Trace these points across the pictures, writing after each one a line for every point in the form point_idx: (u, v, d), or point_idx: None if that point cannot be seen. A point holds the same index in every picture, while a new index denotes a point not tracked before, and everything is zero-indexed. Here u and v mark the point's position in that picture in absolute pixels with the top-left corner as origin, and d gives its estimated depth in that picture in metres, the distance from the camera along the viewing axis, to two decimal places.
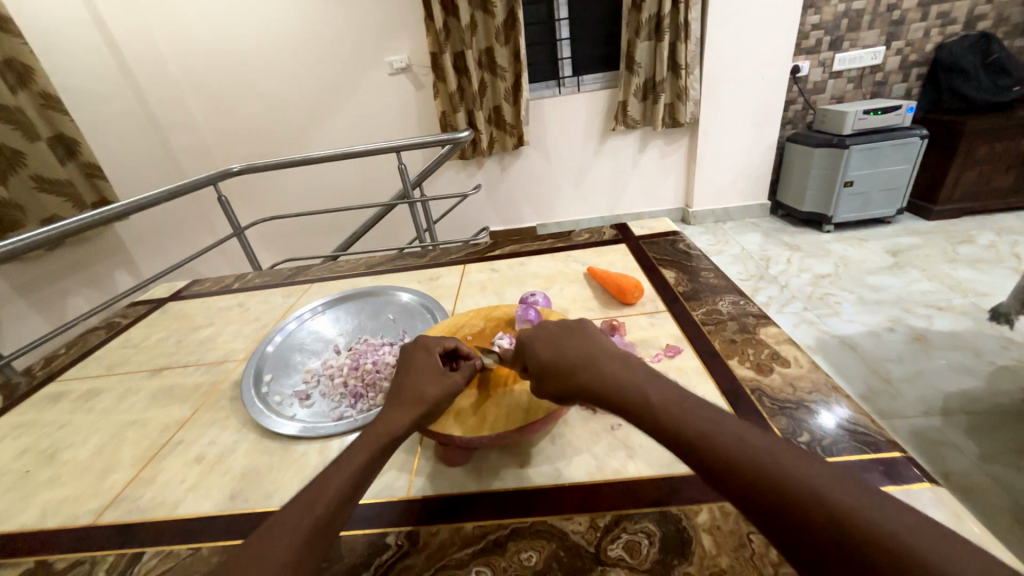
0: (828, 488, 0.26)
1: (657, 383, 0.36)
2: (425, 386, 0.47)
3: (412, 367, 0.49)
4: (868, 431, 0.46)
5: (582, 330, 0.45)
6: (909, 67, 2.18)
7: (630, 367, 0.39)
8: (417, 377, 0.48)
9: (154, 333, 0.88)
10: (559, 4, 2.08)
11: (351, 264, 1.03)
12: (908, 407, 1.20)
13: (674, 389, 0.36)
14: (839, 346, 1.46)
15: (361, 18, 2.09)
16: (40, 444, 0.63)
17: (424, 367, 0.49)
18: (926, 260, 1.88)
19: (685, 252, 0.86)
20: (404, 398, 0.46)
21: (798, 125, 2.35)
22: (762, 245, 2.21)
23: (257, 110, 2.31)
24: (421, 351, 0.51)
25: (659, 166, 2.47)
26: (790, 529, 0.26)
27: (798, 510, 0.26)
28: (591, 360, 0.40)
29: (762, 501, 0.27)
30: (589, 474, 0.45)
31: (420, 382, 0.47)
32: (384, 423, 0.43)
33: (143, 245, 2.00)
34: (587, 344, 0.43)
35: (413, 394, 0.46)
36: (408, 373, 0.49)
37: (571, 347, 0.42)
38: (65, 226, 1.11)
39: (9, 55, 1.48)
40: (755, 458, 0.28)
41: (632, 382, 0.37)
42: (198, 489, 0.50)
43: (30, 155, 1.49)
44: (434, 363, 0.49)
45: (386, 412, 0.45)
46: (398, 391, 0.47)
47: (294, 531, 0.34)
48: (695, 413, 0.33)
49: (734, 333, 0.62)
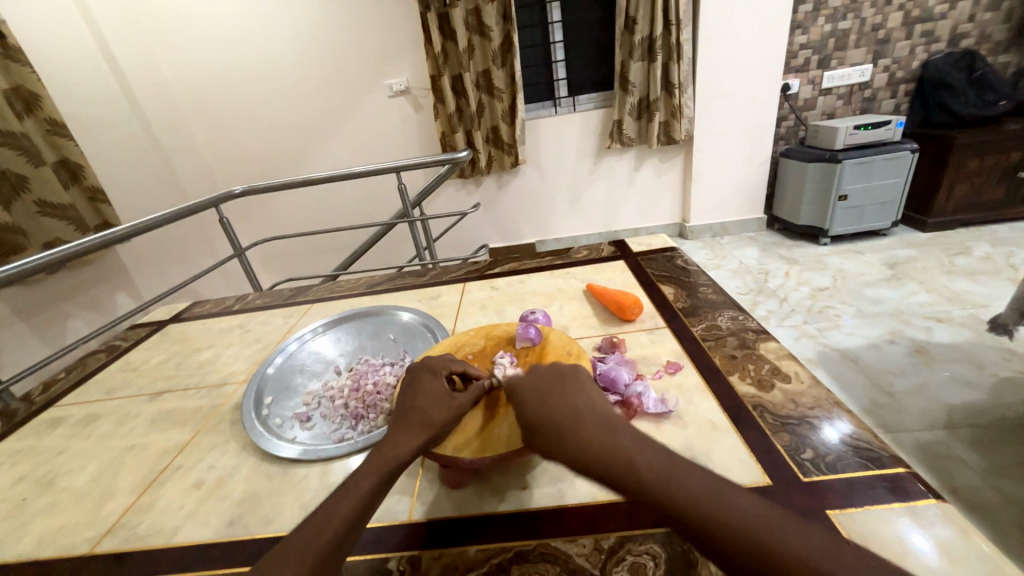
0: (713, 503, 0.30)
1: (642, 445, 0.35)
2: (433, 409, 0.47)
3: (418, 390, 0.49)
4: (872, 446, 0.45)
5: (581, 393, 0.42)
6: (897, 83, 2.23)
7: (638, 439, 0.36)
8: (425, 401, 0.48)
9: (155, 356, 0.88)
10: (554, 27, 2.14)
11: (352, 284, 1.04)
12: (912, 421, 1.19)
13: (662, 449, 0.35)
14: (840, 359, 1.46)
15: (361, 44, 2.15)
16: (38, 471, 0.62)
17: (432, 392, 0.49)
18: (924, 272, 1.89)
19: (683, 268, 0.87)
20: (411, 422, 0.46)
21: (790, 140, 2.39)
22: (760, 259, 2.23)
23: (260, 133, 2.36)
24: (428, 374, 0.51)
25: (655, 182, 2.50)
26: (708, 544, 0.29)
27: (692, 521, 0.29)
28: (575, 417, 0.39)
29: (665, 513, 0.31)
30: (594, 495, 0.44)
31: (427, 405, 0.47)
32: (391, 447, 0.43)
33: (144, 267, 2.01)
34: (574, 406, 0.40)
35: (419, 418, 0.46)
36: (415, 396, 0.49)
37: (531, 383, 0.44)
38: (67, 249, 1.12)
39: (17, 84, 1.51)
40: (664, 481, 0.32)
41: (628, 451, 0.34)
42: (198, 515, 0.50)
43: (34, 180, 1.50)
44: (442, 386, 0.49)
45: (393, 436, 0.45)
46: (405, 415, 0.47)
47: (303, 556, 0.34)
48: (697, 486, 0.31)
49: (734, 349, 0.62)
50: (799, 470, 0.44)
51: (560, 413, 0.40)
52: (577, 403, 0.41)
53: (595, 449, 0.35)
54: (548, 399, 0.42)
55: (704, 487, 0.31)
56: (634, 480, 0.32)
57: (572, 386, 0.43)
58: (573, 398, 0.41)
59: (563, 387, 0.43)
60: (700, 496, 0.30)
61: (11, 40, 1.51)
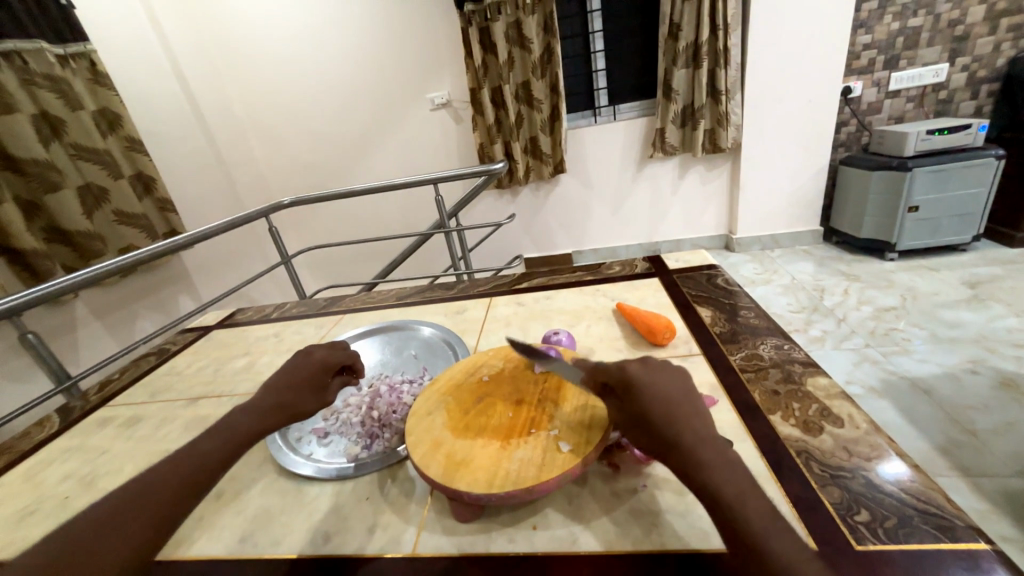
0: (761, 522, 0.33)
1: (729, 464, 0.36)
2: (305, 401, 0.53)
3: (294, 376, 0.54)
4: (943, 513, 0.39)
5: (688, 395, 0.42)
6: (978, 83, 2.02)
7: (723, 450, 0.37)
8: (295, 391, 0.53)
9: (197, 361, 0.93)
10: (595, 36, 2.11)
11: (383, 296, 1.05)
12: (998, 465, 1.04)
13: (743, 473, 0.36)
14: (909, 389, 1.31)
15: (406, 60, 2.22)
16: (83, 469, 0.66)
17: (310, 386, 0.54)
18: (1012, 293, 1.67)
19: (724, 287, 0.81)
20: (283, 405, 0.51)
21: (852, 147, 2.22)
22: (815, 274, 2.06)
23: (312, 147, 2.50)
24: (308, 364, 0.56)
25: (699, 192, 2.40)
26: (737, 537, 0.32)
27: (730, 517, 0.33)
28: (679, 407, 0.40)
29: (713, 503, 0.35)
30: (608, 544, 0.40)
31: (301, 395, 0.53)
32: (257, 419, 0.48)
33: (204, 272, 2.16)
34: (677, 401, 0.41)
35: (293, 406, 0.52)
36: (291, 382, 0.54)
37: (650, 368, 0.44)
38: (141, 253, 1.21)
39: (104, 106, 1.68)
40: (724, 484, 0.35)
41: (705, 451, 0.37)
42: (213, 528, 0.50)
43: (113, 192, 1.64)
44: (315, 381, 0.55)
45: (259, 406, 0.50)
46: (274, 394, 0.52)
47: (128, 539, 0.35)
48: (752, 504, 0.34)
49: (776, 383, 0.56)
50: (851, 536, 0.38)
51: (660, 404, 0.40)
52: (678, 396, 0.41)
53: (683, 437, 0.38)
54: (656, 384, 0.42)
55: (758, 509, 0.33)
56: (708, 487, 0.35)
57: (696, 389, 0.43)
58: (681, 402, 0.41)
59: (681, 382, 0.43)
60: (762, 524, 0.32)
61: (100, 68, 1.68)
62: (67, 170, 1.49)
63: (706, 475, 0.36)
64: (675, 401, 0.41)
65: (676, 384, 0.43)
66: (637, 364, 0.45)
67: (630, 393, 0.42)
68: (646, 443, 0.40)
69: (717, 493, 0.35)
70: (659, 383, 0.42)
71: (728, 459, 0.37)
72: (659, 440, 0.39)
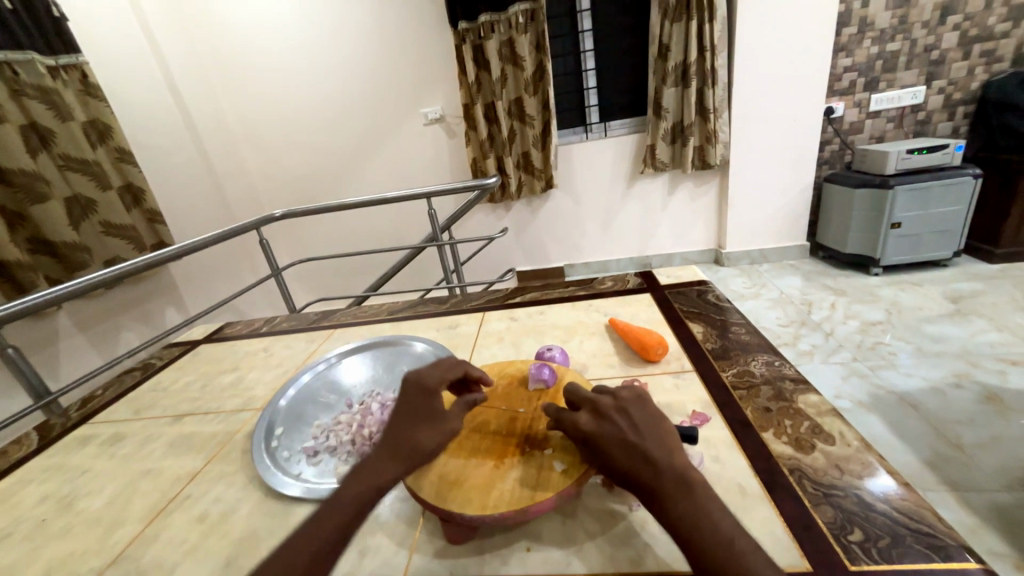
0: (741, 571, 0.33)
1: (701, 509, 0.36)
2: (422, 437, 0.47)
3: (404, 409, 0.49)
4: (935, 532, 0.39)
5: (651, 433, 0.41)
6: (954, 105, 2.10)
7: (693, 493, 0.37)
8: (409, 428, 0.47)
9: (183, 377, 0.91)
10: (586, 55, 2.16)
11: (375, 310, 1.04)
12: (986, 479, 1.05)
13: (717, 516, 0.35)
14: (897, 403, 1.33)
15: (400, 75, 2.25)
16: (61, 490, 0.64)
17: (421, 418, 0.48)
18: (992, 308, 1.72)
19: (715, 304, 0.82)
20: (399, 448, 0.45)
21: (835, 165, 2.28)
22: (803, 289, 2.10)
23: (304, 159, 2.50)
24: (418, 391, 0.50)
25: (689, 207, 2.44)
26: None
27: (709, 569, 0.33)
28: (643, 446, 0.40)
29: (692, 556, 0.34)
30: (604, 565, 0.40)
31: (410, 431, 0.47)
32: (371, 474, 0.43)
33: (192, 284, 2.12)
34: (639, 443, 0.40)
35: (408, 445, 0.46)
36: (403, 420, 0.48)
37: (606, 411, 0.44)
38: (128, 266, 1.19)
39: (94, 117, 1.67)
40: (700, 533, 0.35)
41: (673, 499, 0.36)
42: (197, 552, 0.49)
43: (101, 203, 1.62)
44: (426, 408, 0.49)
45: (375, 461, 0.44)
46: (387, 438, 0.46)
47: None
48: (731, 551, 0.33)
49: (768, 400, 0.56)
50: (845, 556, 0.38)
51: (621, 453, 0.40)
52: (639, 436, 0.41)
53: (649, 487, 0.37)
54: (615, 431, 0.42)
55: (738, 557, 0.33)
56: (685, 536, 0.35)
57: (659, 425, 0.42)
58: (643, 444, 0.40)
59: (641, 419, 0.42)
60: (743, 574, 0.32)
61: (92, 80, 1.67)
62: (54, 180, 1.47)
63: (678, 526, 0.35)
64: (635, 446, 0.40)
65: (635, 422, 0.42)
66: (589, 414, 0.45)
67: (592, 445, 0.42)
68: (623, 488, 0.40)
69: (692, 542, 0.34)
70: (616, 429, 0.42)
71: (700, 503, 0.36)
72: (631, 491, 0.39)
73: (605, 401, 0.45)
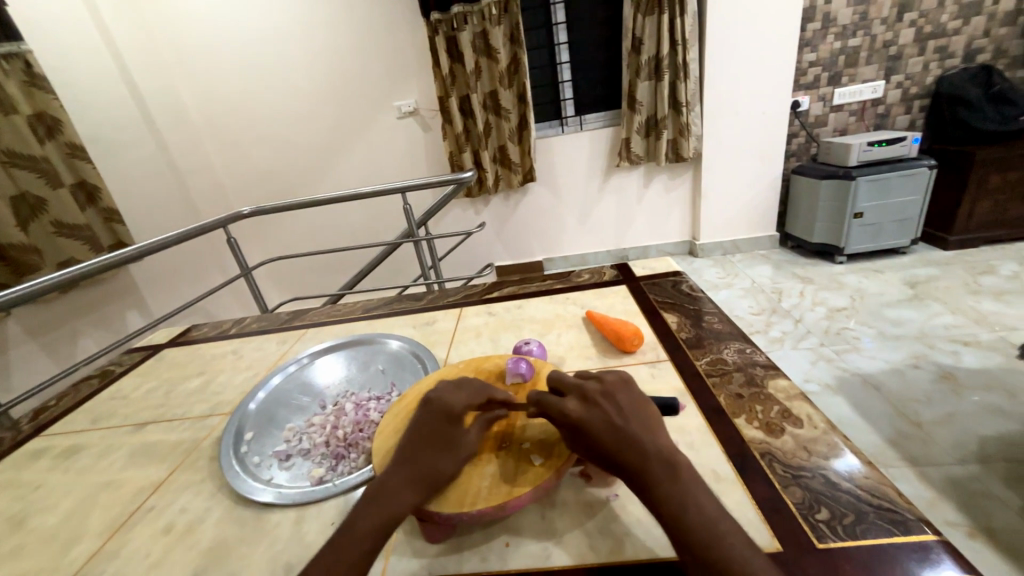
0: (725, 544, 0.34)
1: (689, 487, 0.37)
2: (441, 461, 0.43)
3: (421, 430, 0.46)
4: (896, 507, 0.40)
5: (636, 417, 0.42)
6: (911, 99, 2.19)
7: (677, 472, 0.38)
8: (428, 452, 0.44)
9: (146, 383, 0.86)
10: (561, 48, 2.16)
11: (349, 308, 1.02)
12: (942, 454, 1.11)
13: (702, 494, 0.37)
14: (861, 385, 1.39)
15: (371, 67, 2.19)
16: (12, 508, 0.60)
17: (439, 440, 0.45)
18: (947, 292, 1.81)
19: (689, 294, 0.83)
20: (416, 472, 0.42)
21: (802, 157, 2.35)
22: (773, 277, 2.16)
23: (273, 154, 2.41)
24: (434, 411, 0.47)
25: (664, 200, 2.47)
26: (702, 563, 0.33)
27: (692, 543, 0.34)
28: (629, 429, 0.40)
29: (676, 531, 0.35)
30: (582, 556, 0.40)
31: (431, 455, 0.44)
32: (387, 503, 0.40)
33: (155, 286, 2.03)
34: (626, 426, 0.41)
35: (426, 470, 0.42)
36: (418, 441, 0.45)
37: (594, 395, 0.44)
38: (81, 268, 1.12)
39: (41, 110, 1.57)
40: (685, 510, 0.36)
41: (661, 478, 0.37)
42: (162, 566, 0.46)
43: (51, 202, 1.53)
44: (444, 432, 0.45)
45: (391, 484, 0.41)
46: (403, 462, 0.43)
47: None
48: (715, 529, 0.35)
49: (740, 387, 0.58)
50: (813, 534, 0.39)
51: (609, 434, 0.40)
52: (626, 419, 0.41)
53: (638, 466, 0.38)
54: (603, 413, 0.42)
55: (721, 534, 0.34)
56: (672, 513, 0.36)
57: (641, 408, 0.43)
58: (631, 427, 0.41)
59: (625, 403, 0.43)
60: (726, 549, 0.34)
61: (37, 70, 1.56)
62: None
63: (667, 503, 0.36)
64: (623, 428, 0.40)
65: (621, 406, 0.43)
66: (576, 400, 0.44)
67: (578, 427, 0.42)
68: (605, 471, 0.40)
69: (678, 517, 0.35)
70: (604, 411, 0.42)
71: (686, 480, 0.37)
72: (617, 471, 0.39)
73: (592, 384, 0.45)
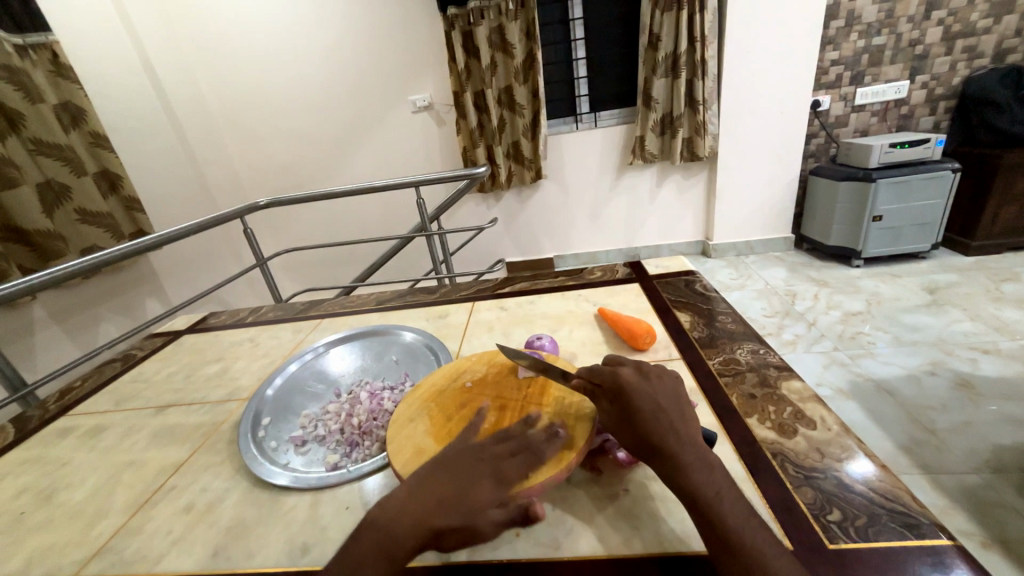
0: (744, 531, 0.34)
1: (715, 473, 0.38)
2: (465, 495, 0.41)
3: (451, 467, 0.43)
4: (909, 510, 0.40)
5: (677, 403, 0.43)
6: (936, 100, 2.13)
7: (707, 457, 0.39)
8: (451, 486, 0.41)
9: (166, 367, 0.89)
10: (577, 44, 2.14)
11: (364, 299, 1.03)
12: (956, 461, 1.10)
13: (727, 484, 0.37)
14: (874, 390, 1.37)
15: (387, 61, 2.20)
16: (41, 482, 0.62)
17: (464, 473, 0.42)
18: (966, 298, 1.77)
19: (702, 293, 0.83)
20: (431, 503, 0.40)
21: (821, 158, 2.31)
22: (787, 280, 2.13)
23: (289, 147, 2.45)
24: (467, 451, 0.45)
25: (678, 199, 2.45)
26: (719, 543, 0.34)
27: (712, 524, 0.35)
28: (668, 411, 0.42)
29: (698, 510, 0.36)
30: (591, 548, 0.40)
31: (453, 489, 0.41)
32: (394, 530, 0.38)
33: (173, 274, 2.07)
34: (666, 409, 0.42)
35: (445, 502, 0.40)
36: (443, 475, 0.42)
37: (644, 377, 0.45)
38: (102, 255, 1.15)
39: (66, 99, 1.60)
40: (709, 491, 0.37)
41: (690, 461, 0.38)
42: (183, 543, 0.48)
43: (75, 190, 1.57)
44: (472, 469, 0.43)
45: (404, 510, 0.40)
46: (423, 495, 0.40)
47: None
48: (735, 516, 0.35)
49: (753, 387, 0.58)
50: (824, 535, 0.39)
51: (649, 409, 0.42)
52: (667, 402, 0.43)
53: (670, 446, 0.39)
54: (649, 393, 0.43)
55: (742, 523, 0.35)
56: (696, 493, 0.37)
57: (682, 395, 0.45)
58: (670, 410, 0.42)
59: (669, 388, 0.45)
60: (743, 534, 0.34)
61: (63, 61, 1.60)
62: (26, 165, 1.41)
63: (692, 482, 0.37)
64: (664, 408, 0.42)
65: (667, 392, 0.44)
66: (633, 371, 0.47)
67: (620, 399, 0.43)
68: (634, 448, 0.41)
69: (700, 498, 0.36)
70: (653, 391, 0.44)
71: (714, 468, 0.38)
72: (648, 447, 0.40)
73: (648, 366, 0.47)
